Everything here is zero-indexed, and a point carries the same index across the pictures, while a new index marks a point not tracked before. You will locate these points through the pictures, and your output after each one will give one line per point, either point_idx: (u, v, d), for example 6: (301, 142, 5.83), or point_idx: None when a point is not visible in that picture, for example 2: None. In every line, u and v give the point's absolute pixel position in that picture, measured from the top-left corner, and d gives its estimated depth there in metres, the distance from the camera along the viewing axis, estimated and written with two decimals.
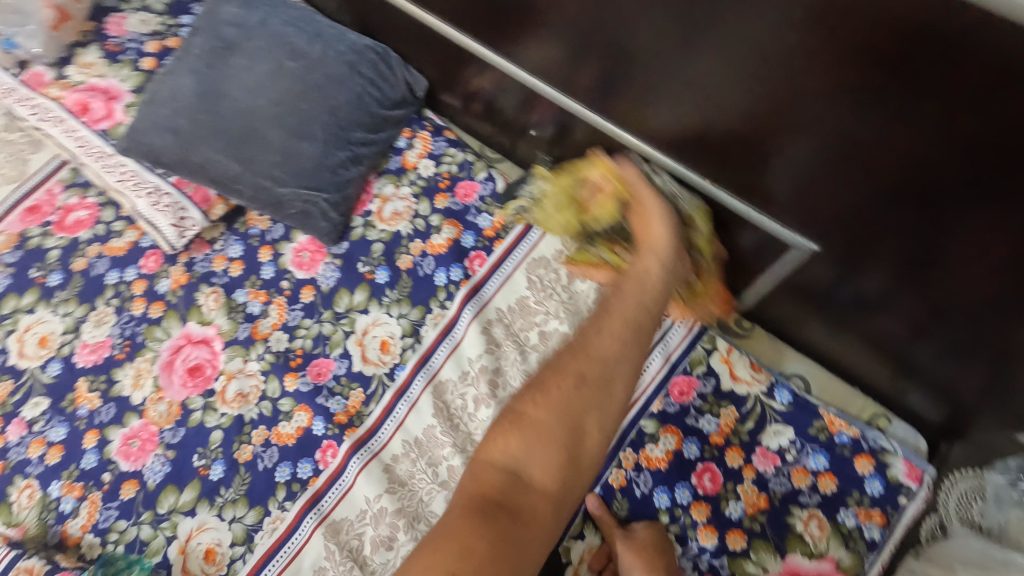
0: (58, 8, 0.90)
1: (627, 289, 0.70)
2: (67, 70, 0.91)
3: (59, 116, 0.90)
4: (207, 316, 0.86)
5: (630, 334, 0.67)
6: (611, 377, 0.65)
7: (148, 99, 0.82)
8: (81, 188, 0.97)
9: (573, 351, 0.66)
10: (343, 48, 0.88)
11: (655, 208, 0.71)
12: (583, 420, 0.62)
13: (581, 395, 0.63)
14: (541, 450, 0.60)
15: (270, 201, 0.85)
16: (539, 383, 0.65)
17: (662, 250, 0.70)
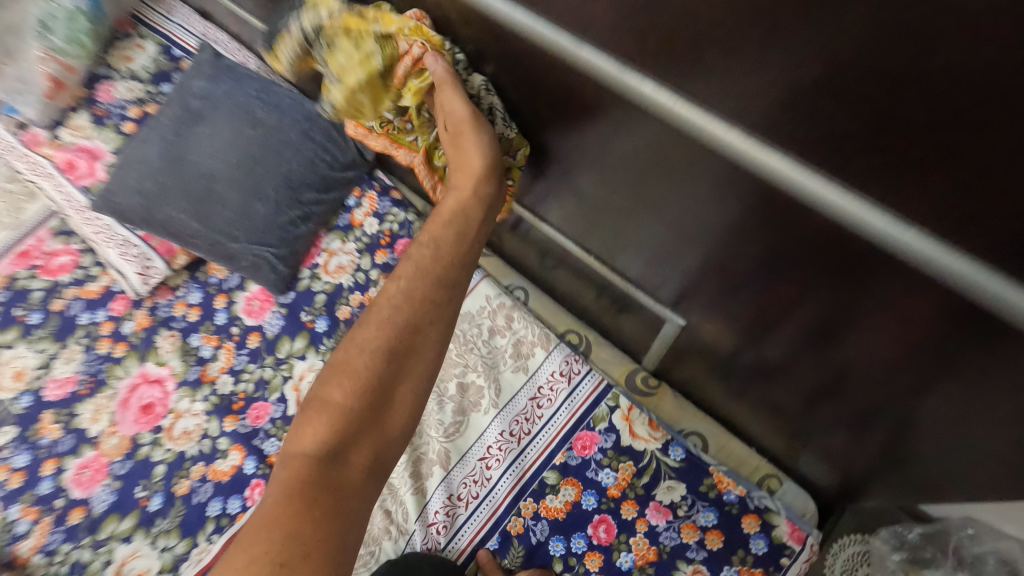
0: (54, 78, 1.01)
1: (440, 228, 0.74)
2: (61, 133, 1.03)
3: (49, 172, 1.01)
4: (163, 357, 0.93)
5: (433, 289, 0.74)
6: (415, 340, 0.72)
7: (121, 163, 0.91)
8: (66, 235, 1.06)
9: (377, 323, 0.71)
10: (298, 117, 0.98)
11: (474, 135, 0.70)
12: (389, 392, 0.70)
13: (386, 364, 0.70)
14: (352, 427, 0.66)
15: (225, 255, 0.93)
16: (344, 364, 0.69)
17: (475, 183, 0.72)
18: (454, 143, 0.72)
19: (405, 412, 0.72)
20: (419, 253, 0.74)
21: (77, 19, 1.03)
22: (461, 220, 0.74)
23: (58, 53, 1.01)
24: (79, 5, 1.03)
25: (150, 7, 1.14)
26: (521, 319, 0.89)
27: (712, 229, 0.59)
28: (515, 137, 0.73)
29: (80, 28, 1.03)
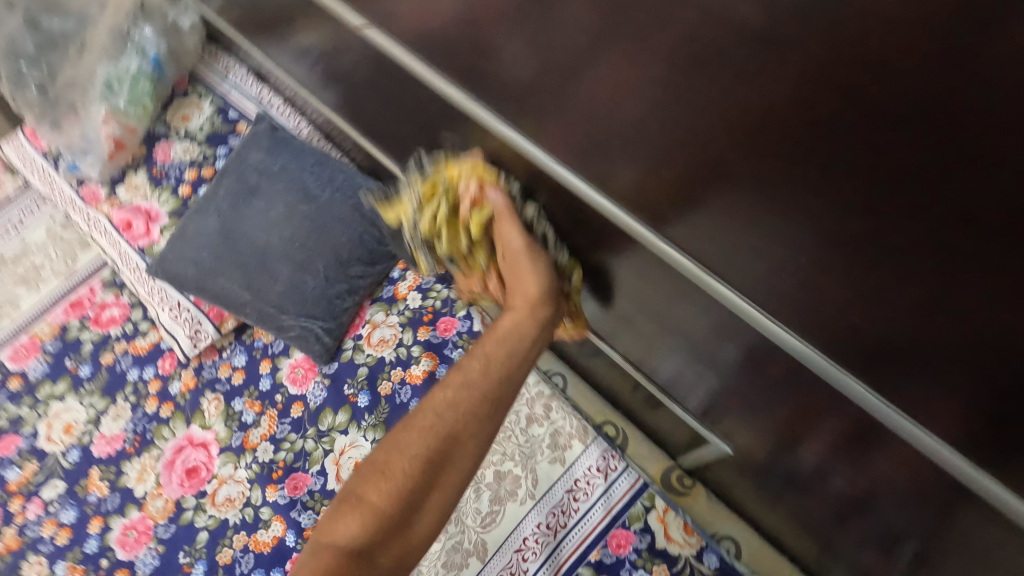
0: (115, 140, 1.04)
1: (493, 342, 0.71)
2: (118, 191, 1.06)
3: (107, 229, 1.06)
4: (208, 421, 0.95)
5: (477, 404, 0.70)
6: (457, 450, 0.69)
7: (179, 235, 0.95)
8: (117, 287, 1.08)
9: (420, 426, 0.69)
10: (350, 192, 1.00)
11: (529, 263, 0.69)
12: (426, 498, 0.69)
13: (422, 473, 0.68)
14: (380, 530, 0.66)
15: (274, 325, 0.96)
16: (382, 466, 0.69)
17: (533, 304, 0.70)
18: (510, 270, 0.71)
19: (433, 519, 0.69)
20: (468, 359, 0.71)
21: (138, 82, 1.07)
22: (515, 336, 0.70)
23: (120, 115, 1.05)
24: (142, 69, 1.07)
25: (207, 66, 1.16)
26: (559, 409, 0.92)
27: (750, 387, 0.60)
28: (567, 262, 0.72)
29: (141, 91, 1.07)
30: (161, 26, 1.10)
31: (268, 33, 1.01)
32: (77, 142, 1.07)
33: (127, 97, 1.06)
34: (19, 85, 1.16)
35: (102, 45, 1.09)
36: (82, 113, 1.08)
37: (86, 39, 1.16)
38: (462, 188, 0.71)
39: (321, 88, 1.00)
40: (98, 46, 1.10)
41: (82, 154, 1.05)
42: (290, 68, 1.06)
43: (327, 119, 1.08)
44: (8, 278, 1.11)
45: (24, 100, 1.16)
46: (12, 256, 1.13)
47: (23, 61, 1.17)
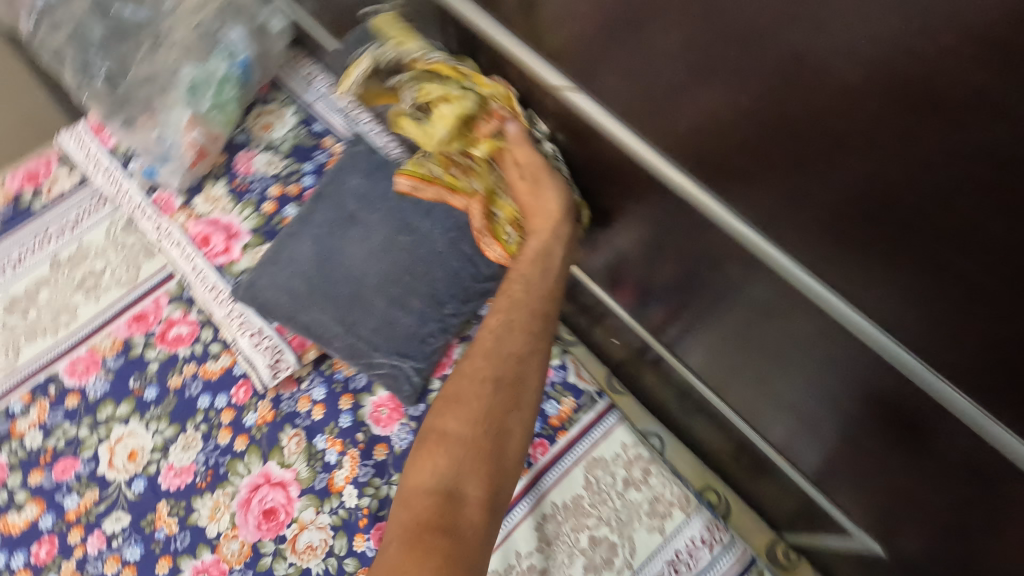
0: (198, 148, 0.97)
1: (528, 267, 0.83)
2: (196, 202, 1.00)
3: (181, 242, 0.99)
4: (287, 459, 0.90)
5: (532, 323, 0.81)
6: (520, 370, 0.79)
7: (272, 259, 0.90)
8: (185, 303, 1.01)
9: (484, 353, 0.80)
10: (450, 226, 0.93)
11: (549, 193, 0.81)
12: (503, 425, 0.76)
13: (490, 400, 0.76)
14: (465, 462, 0.72)
15: (364, 361, 0.91)
16: (454, 395, 0.78)
17: (555, 226, 0.82)
18: (523, 191, 0.83)
19: (516, 441, 0.77)
20: (511, 290, 0.83)
21: (225, 87, 1.00)
22: (547, 259, 0.83)
23: (204, 121, 0.98)
24: (230, 72, 0.99)
25: (292, 73, 1.10)
26: (658, 474, 0.89)
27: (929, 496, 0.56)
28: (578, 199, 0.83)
29: (227, 96, 1.00)
30: (250, 26, 1.03)
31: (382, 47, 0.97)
32: (152, 145, 1.00)
33: (211, 101, 0.99)
34: (83, 77, 1.11)
35: (188, 43, 1.02)
36: (158, 114, 1.01)
37: (163, 31, 1.09)
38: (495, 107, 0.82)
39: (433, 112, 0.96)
40: (181, 42, 1.04)
41: (160, 158, 0.99)
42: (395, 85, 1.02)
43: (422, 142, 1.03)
44: (64, 282, 1.03)
45: (91, 93, 1.10)
46: (67, 259, 1.05)
47: (92, 50, 1.11)
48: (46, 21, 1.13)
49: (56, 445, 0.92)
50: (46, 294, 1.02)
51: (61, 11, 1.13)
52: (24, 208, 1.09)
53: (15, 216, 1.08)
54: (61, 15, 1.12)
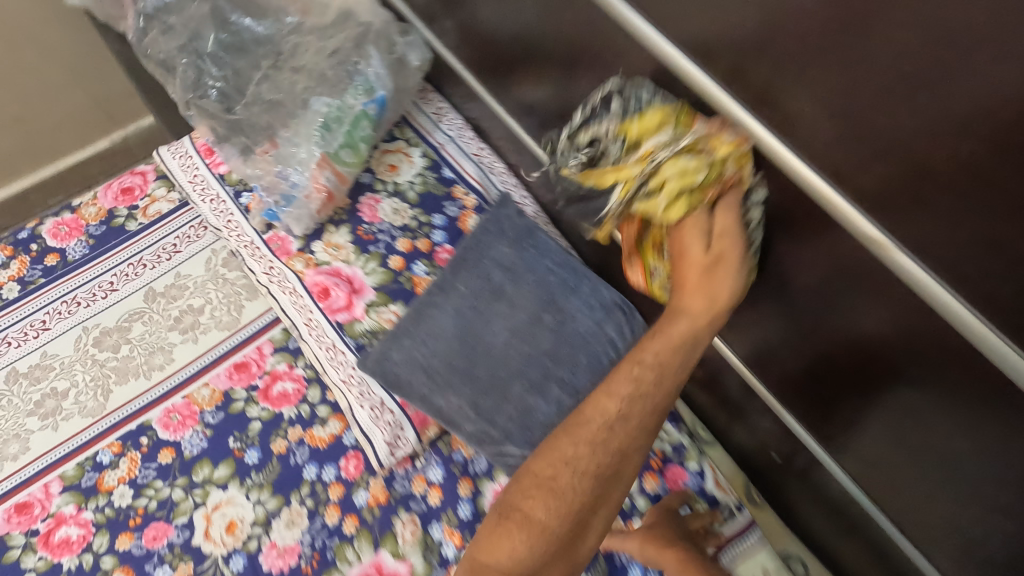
0: (327, 191, 0.89)
1: (663, 352, 0.61)
2: (315, 248, 0.90)
3: (296, 290, 0.90)
4: (401, 548, 0.82)
5: (649, 413, 0.61)
6: (624, 463, 0.62)
7: (407, 332, 0.82)
8: (290, 355, 0.94)
9: (591, 439, 0.61)
10: (594, 306, 0.87)
11: (723, 273, 0.60)
12: (589, 519, 0.63)
13: (586, 496, 0.60)
14: (546, 558, 0.60)
15: (494, 452, 0.80)
16: (552, 479, 0.60)
17: (716, 311, 0.60)
18: (696, 264, 0.60)
19: (596, 534, 0.64)
20: (639, 376, 0.61)
21: (359, 124, 0.91)
22: (687, 348, 0.61)
23: (334, 161, 0.89)
24: (366, 109, 0.91)
25: (420, 109, 1.01)
26: None
27: None
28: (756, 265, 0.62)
29: (361, 134, 0.91)
30: (389, 58, 0.94)
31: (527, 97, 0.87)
32: (275, 182, 0.90)
33: (343, 139, 0.90)
34: (197, 92, 1.00)
35: (318, 69, 0.93)
36: (282, 147, 0.91)
37: (284, 50, 1.00)
38: (723, 176, 0.57)
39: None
40: (311, 67, 0.95)
41: (284, 199, 0.90)
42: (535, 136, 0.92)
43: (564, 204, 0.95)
44: (159, 317, 0.95)
45: (203, 112, 0.99)
46: (163, 291, 0.96)
47: (208, 61, 1.00)
48: (156, 25, 1.03)
49: (147, 505, 0.84)
50: (140, 329, 0.94)
51: (174, 15, 1.02)
52: (117, 228, 1.01)
53: (109, 235, 1.00)
54: (175, 19, 1.02)
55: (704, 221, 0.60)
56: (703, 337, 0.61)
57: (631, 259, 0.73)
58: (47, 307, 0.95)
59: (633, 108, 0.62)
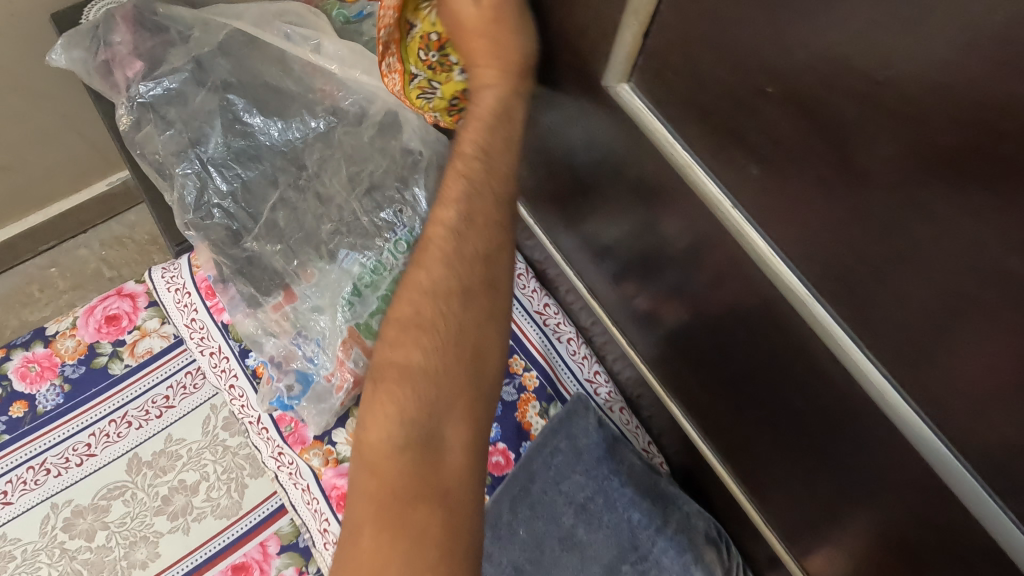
0: (355, 374, 0.71)
1: (480, 130, 0.53)
2: (337, 438, 0.73)
3: (310, 488, 0.73)
4: None
5: (494, 208, 0.55)
6: (490, 278, 0.55)
7: None
8: (300, 555, 0.76)
9: (441, 256, 0.54)
10: (685, 550, 0.64)
11: (510, 20, 0.49)
12: (480, 349, 0.53)
13: (450, 327, 0.52)
14: (438, 400, 0.51)
15: None
16: (417, 316, 0.53)
17: (516, 72, 0.51)
18: (473, 20, 0.48)
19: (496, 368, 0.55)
20: (466, 168, 0.53)
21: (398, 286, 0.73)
22: (504, 122, 0.53)
23: (365, 336, 0.71)
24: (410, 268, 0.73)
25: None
26: None
27: None
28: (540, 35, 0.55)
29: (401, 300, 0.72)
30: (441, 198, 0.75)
31: (620, 262, 0.63)
32: (290, 352, 0.72)
33: (378, 306, 0.72)
34: (198, 211, 0.77)
35: (353, 205, 0.75)
36: (300, 305, 0.73)
37: (309, 164, 0.78)
38: None
39: (681, 393, 0.65)
40: (344, 201, 0.76)
41: (300, 380, 0.72)
42: (612, 296, 0.69)
43: (654, 400, 0.71)
44: (143, 495, 0.78)
45: (206, 237, 0.77)
46: (150, 460, 0.80)
47: (214, 171, 0.77)
48: (151, 119, 0.78)
49: None
50: (120, 510, 0.77)
51: (176, 108, 0.79)
52: (98, 370, 0.83)
53: (89, 379, 0.83)
54: (177, 113, 0.78)
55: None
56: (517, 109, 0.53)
57: (388, 58, 0.53)
58: (9, 475, 0.78)
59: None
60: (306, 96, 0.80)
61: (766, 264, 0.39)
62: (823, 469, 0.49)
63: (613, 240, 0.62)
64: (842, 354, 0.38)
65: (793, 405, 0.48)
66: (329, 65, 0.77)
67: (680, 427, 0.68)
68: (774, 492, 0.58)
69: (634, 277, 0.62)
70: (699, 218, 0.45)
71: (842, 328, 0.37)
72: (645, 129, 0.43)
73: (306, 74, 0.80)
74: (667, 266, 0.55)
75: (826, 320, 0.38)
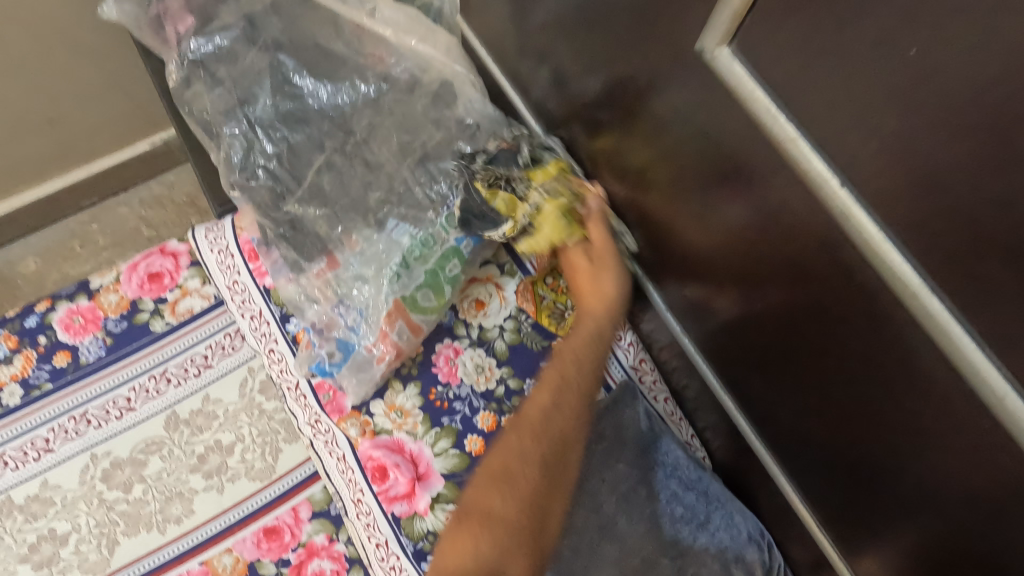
0: (396, 347, 0.69)
1: (579, 343, 0.63)
2: (375, 410, 0.72)
3: (346, 458, 0.72)
4: None
5: (582, 405, 0.61)
6: (567, 454, 0.60)
7: None
8: (331, 523, 0.76)
9: (534, 429, 0.59)
10: (727, 549, 0.62)
11: (610, 267, 0.65)
12: (546, 503, 0.58)
13: (538, 490, 0.58)
14: (508, 542, 0.55)
15: None
16: (505, 470, 0.58)
17: (609, 307, 0.64)
18: (585, 271, 0.66)
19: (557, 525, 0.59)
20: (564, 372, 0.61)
21: (447, 262, 0.70)
22: (597, 342, 0.63)
23: (410, 310, 0.69)
24: (460, 243, 0.71)
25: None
26: None
27: None
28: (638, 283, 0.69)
29: (449, 276, 0.70)
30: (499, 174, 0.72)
31: (676, 248, 0.60)
32: (332, 322, 0.72)
33: (424, 280, 0.70)
34: (244, 171, 0.76)
35: (400, 171, 0.74)
36: (343, 273, 0.72)
37: (357, 129, 0.76)
38: (594, 213, 0.65)
39: (736, 388, 0.61)
40: (392, 169, 0.74)
41: (340, 348, 0.71)
42: (666, 284, 0.65)
43: (704, 392, 0.68)
44: (180, 453, 0.79)
45: (251, 199, 0.76)
46: (188, 419, 0.80)
47: (261, 132, 0.76)
48: (201, 78, 0.77)
49: None
50: (157, 465, 0.78)
51: (225, 65, 0.77)
52: (140, 326, 0.84)
53: (130, 335, 0.83)
54: (226, 71, 0.77)
55: (582, 254, 0.66)
56: (611, 330, 0.64)
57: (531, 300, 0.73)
58: (52, 423, 0.79)
59: (569, 175, 0.66)
60: (357, 60, 0.77)
61: (874, 252, 0.35)
62: (895, 478, 0.45)
63: (673, 257, 0.61)
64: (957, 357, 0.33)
65: (866, 410, 0.44)
66: (384, 30, 0.74)
67: (731, 422, 0.65)
68: (830, 498, 0.55)
69: (689, 267, 0.59)
70: (781, 202, 0.42)
71: (962, 327, 0.33)
72: (745, 98, 0.38)
73: (357, 38, 0.77)
74: (731, 254, 0.51)
75: (946, 318, 0.33)
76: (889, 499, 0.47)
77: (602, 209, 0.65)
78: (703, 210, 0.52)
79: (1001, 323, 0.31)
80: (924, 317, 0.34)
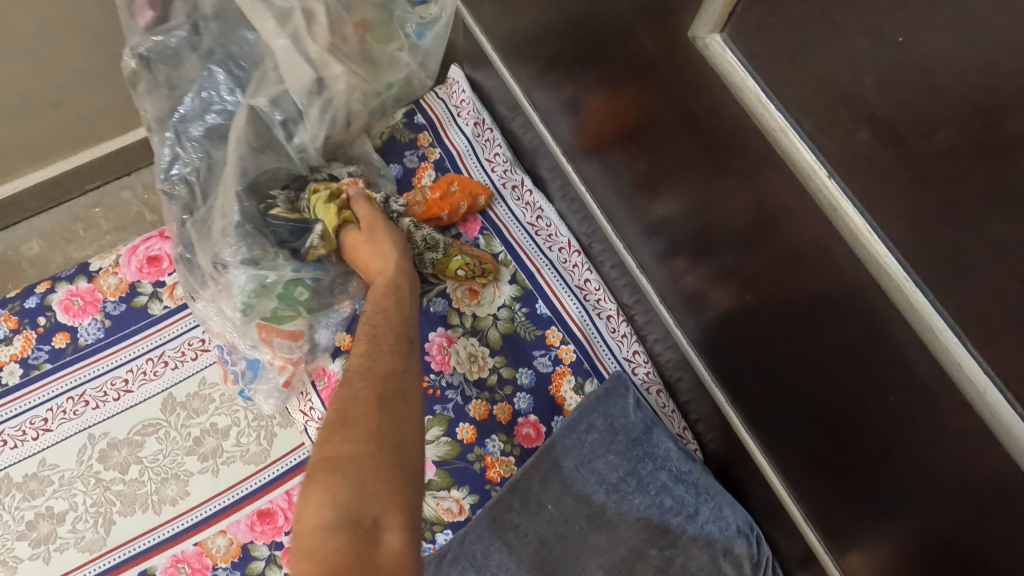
0: (281, 361, 0.71)
1: (381, 306, 0.63)
2: None
3: None
4: None
5: (401, 348, 0.58)
6: (399, 390, 0.53)
7: (451, 561, 0.61)
8: None
9: (351, 379, 0.53)
10: (716, 540, 0.62)
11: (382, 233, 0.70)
12: (399, 436, 0.49)
13: (381, 417, 0.49)
14: (367, 483, 0.45)
15: None
16: (343, 417, 0.49)
17: (404, 273, 0.67)
18: (366, 249, 0.69)
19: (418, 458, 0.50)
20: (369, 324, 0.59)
21: (297, 285, 0.73)
22: (399, 299, 0.64)
23: (277, 326, 0.71)
24: (304, 273, 0.73)
25: (475, 154, 0.82)
26: None
27: None
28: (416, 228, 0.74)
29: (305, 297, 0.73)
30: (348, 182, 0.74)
31: (669, 241, 0.60)
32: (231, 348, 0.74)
33: (277, 303, 0.72)
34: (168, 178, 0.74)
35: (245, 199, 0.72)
36: (225, 306, 0.72)
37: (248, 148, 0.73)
38: (353, 195, 0.72)
39: (726, 380, 0.61)
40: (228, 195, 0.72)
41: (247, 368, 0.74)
42: (661, 275, 0.65)
43: (695, 384, 0.68)
44: (176, 435, 0.79)
45: (171, 207, 0.74)
46: (184, 401, 0.81)
47: (189, 143, 0.74)
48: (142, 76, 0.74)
49: None
50: (153, 446, 0.79)
51: (167, 67, 0.74)
52: (138, 309, 0.84)
53: (129, 317, 0.84)
54: (167, 74, 0.74)
55: (353, 234, 0.70)
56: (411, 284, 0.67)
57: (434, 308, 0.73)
58: (50, 403, 0.80)
59: (324, 180, 0.74)
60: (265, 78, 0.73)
61: (861, 245, 0.35)
62: (883, 472, 0.45)
63: (668, 247, 0.61)
64: (940, 350, 0.34)
65: (852, 403, 0.44)
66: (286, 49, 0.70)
67: (721, 415, 0.65)
68: (816, 491, 0.55)
69: (684, 257, 0.59)
70: (773, 194, 0.42)
71: (944, 321, 0.33)
72: (735, 86, 0.39)
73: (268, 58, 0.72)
74: (723, 247, 0.51)
75: (928, 310, 0.34)
76: (876, 493, 0.47)
77: (354, 192, 0.72)
78: (698, 200, 0.52)
79: (989, 312, 0.31)
80: (909, 310, 0.34)
